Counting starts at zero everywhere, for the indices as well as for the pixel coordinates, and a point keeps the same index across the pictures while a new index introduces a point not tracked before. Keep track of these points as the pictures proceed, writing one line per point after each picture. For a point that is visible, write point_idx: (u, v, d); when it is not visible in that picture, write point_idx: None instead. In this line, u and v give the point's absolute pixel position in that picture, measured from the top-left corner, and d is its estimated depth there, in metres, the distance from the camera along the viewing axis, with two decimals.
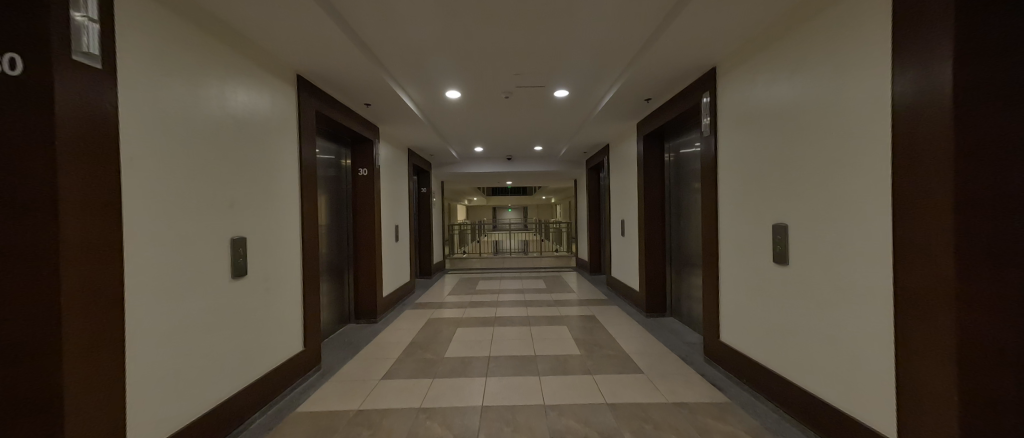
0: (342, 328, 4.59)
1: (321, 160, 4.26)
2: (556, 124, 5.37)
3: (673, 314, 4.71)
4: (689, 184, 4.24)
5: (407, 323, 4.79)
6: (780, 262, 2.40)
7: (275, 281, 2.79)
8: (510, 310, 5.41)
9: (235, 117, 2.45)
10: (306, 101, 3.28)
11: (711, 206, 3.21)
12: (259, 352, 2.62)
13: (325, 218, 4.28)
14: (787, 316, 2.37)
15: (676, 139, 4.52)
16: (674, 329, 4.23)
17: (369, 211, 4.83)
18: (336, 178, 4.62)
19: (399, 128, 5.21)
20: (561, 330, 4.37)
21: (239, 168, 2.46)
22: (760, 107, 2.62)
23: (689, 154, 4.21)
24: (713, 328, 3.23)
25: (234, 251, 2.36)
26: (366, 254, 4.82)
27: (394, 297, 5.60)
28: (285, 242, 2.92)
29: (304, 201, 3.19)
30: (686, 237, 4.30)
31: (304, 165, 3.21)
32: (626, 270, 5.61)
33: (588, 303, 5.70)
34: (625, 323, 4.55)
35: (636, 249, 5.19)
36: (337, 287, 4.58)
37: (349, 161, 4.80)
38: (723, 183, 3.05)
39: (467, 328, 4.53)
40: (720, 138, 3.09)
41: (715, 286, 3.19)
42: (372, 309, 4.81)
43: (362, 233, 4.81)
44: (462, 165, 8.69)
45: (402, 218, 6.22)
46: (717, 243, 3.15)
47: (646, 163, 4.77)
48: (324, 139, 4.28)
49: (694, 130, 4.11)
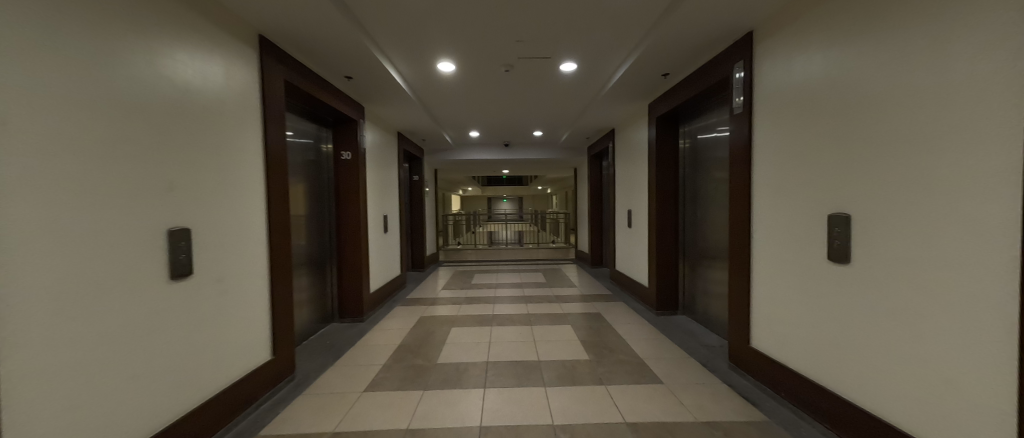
0: (324, 329, 4.15)
1: (298, 142, 3.78)
2: (559, 105, 4.92)
3: (686, 312, 4.35)
4: (710, 172, 3.84)
5: (397, 323, 4.38)
6: (838, 260, 2.01)
7: (235, 282, 2.35)
8: (509, 308, 5.01)
9: (174, 81, 1.98)
10: (274, 69, 2.78)
11: (744, 193, 2.80)
12: (212, 365, 2.19)
13: (301, 208, 3.81)
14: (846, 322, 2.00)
15: (696, 123, 4.09)
16: (691, 330, 3.87)
17: (355, 200, 4.35)
18: (315, 162, 4.13)
19: (388, 108, 4.72)
20: (565, 331, 3.99)
21: (182, 145, 2.00)
22: (810, 75, 2.21)
23: (711, 139, 3.81)
24: (741, 332, 2.86)
25: (174, 246, 1.92)
26: (351, 247, 4.37)
27: (383, 292, 5.17)
28: (246, 234, 2.46)
29: (273, 187, 2.72)
30: (706, 230, 3.91)
31: (272, 144, 2.74)
32: (633, 264, 5.22)
33: (593, 299, 5.31)
34: (634, 323, 4.18)
35: (645, 242, 4.80)
36: (317, 283, 4.13)
37: (331, 145, 4.32)
38: (759, 167, 2.65)
39: (462, 329, 4.12)
40: (757, 116, 2.67)
41: (747, 284, 2.80)
42: (357, 307, 4.38)
43: (346, 223, 4.35)
44: (457, 152, 8.20)
45: (392, 207, 5.74)
46: (750, 236, 2.76)
47: (658, 149, 4.36)
48: (299, 121, 3.79)
49: (718, 114, 3.67)
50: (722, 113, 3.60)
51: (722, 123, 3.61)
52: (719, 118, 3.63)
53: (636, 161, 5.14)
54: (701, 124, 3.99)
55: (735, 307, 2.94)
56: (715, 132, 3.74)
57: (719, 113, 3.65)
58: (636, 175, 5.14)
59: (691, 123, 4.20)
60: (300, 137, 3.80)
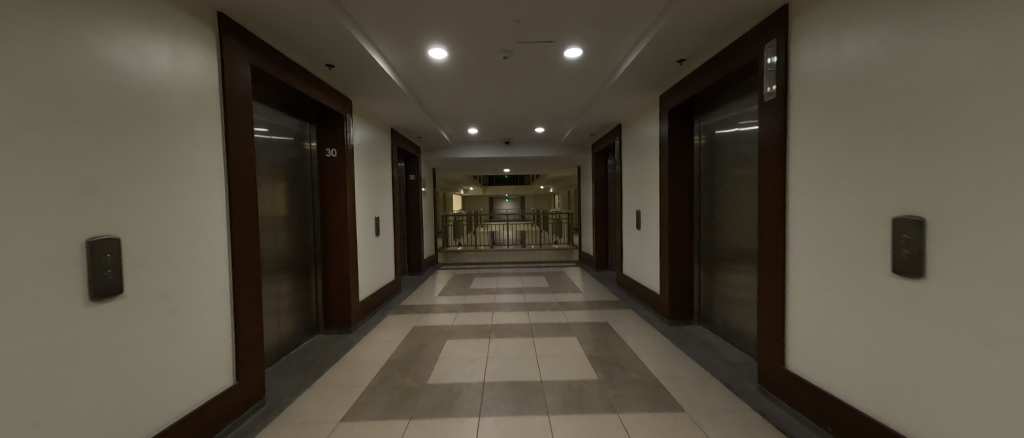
0: (307, 341, 3.82)
1: (275, 139, 3.45)
2: (563, 96, 4.55)
3: (702, 322, 3.99)
4: (730, 169, 3.48)
5: (388, 334, 4.03)
6: (908, 274, 1.67)
7: (184, 300, 2.02)
8: (509, 316, 4.65)
9: (103, 60, 1.65)
10: (238, 53, 2.44)
11: (777, 192, 2.44)
12: (155, 397, 1.86)
13: (280, 210, 3.47)
14: (924, 350, 1.64)
15: (716, 117, 3.73)
16: (709, 343, 3.50)
17: (340, 201, 4.00)
18: (297, 160, 3.79)
19: (377, 101, 4.37)
20: (571, 343, 3.64)
21: (113, 137, 1.67)
22: (866, 52, 1.85)
23: (732, 134, 3.45)
24: (773, 352, 2.51)
25: (98, 261, 1.57)
26: (337, 252, 4.02)
27: (375, 299, 4.84)
28: (200, 241, 2.12)
29: (236, 187, 2.38)
30: (725, 233, 3.54)
31: (237, 138, 2.40)
32: (642, 268, 4.86)
33: (599, 306, 4.96)
34: (645, 334, 3.82)
35: (656, 245, 4.43)
36: (299, 292, 3.80)
37: (314, 143, 3.99)
38: (797, 162, 2.29)
39: (458, 341, 3.77)
40: (794, 102, 2.31)
41: (781, 296, 2.43)
42: (345, 317, 4.04)
43: (331, 226, 4.01)
44: (455, 150, 7.85)
45: (384, 208, 5.39)
46: (785, 241, 2.39)
47: (672, 144, 4.01)
48: (276, 115, 3.45)
49: (742, 106, 3.31)
50: (747, 105, 3.24)
51: (746, 116, 3.26)
52: (743, 110, 3.27)
53: (645, 159, 4.78)
54: (722, 118, 3.63)
55: (765, 322, 2.59)
56: (737, 126, 3.38)
57: (743, 105, 3.29)
58: (646, 173, 4.77)
59: (709, 117, 3.84)
60: (277, 132, 3.46)
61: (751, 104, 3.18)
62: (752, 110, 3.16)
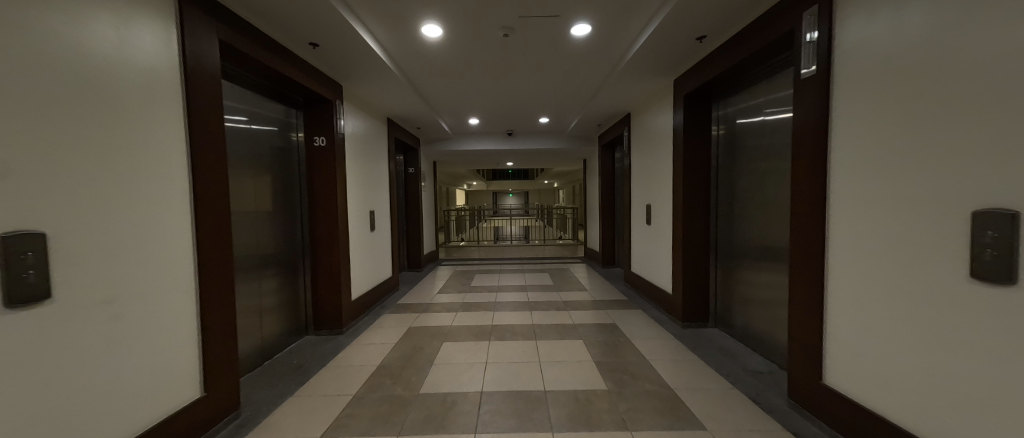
0: (294, 343, 3.58)
1: (258, 130, 3.20)
2: (569, 80, 4.24)
3: (718, 324, 3.71)
4: (753, 159, 3.17)
5: (382, 335, 3.79)
6: (992, 280, 1.38)
7: (137, 304, 1.78)
8: (511, 316, 4.40)
9: (19, 24, 1.39)
10: (204, 25, 2.17)
11: (814, 183, 2.14)
12: (97, 414, 1.63)
13: (263, 203, 3.22)
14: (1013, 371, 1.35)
15: (737, 105, 3.42)
16: (727, 348, 3.22)
17: (330, 194, 3.74)
18: (283, 150, 3.53)
19: (369, 86, 4.09)
20: (577, 347, 3.38)
21: (36, 116, 1.42)
22: (940, 15, 1.55)
23: (755, 124, 3.15)
24: (806, 363, 2.23)
25: (16, 261, 1.32)
26: (327, 249, 3.76)
27: (370, 298, 4.60)
28: (157, 237, 1.88)
29: (202, 176, 2.11)
30: (747, 229, 3.24)
31: (204, 123, 2.13)
32: (652, 266, 4.57)
33: (606, 306, 4.68)
34: (657, 337, 3.55)
35: (667, 242, 4.14)
36: (286, 292, 3.55)
37: (302, 134, 3.73)
38: (839, 148, 1.99)
39: (456, 344, 3.52)
40: (837, 79, 2.01)
41: (818, 300, 2.14)
42: (336, 317, 3.80)
43: (321, 221, 3.75)
44: (456, 142, 7.56)
45: (380, 202, 5.14)
46: (824, 238, 2.09)
47: (687, 133, 3.70)
48: (257, 103, 3.19)
49: (768, 93, 3.01)
50: (774, 92, 2.94)
51: (772, 104, 2.96)
52: (770, 97, 2.98)
53: (656, 150, 4.47)
54: (744, 106, 3.33)
55: (795, 329, 2.30)
56: (761, 115, 3.08)
57: (770, 92, 2.99)
58: (657, 165, 4.46)
59: (729, 105, 3.54)
60: (259, 121, 3.20)
61: (779, 90, 2.88)
62: (780, 97, 2.87)
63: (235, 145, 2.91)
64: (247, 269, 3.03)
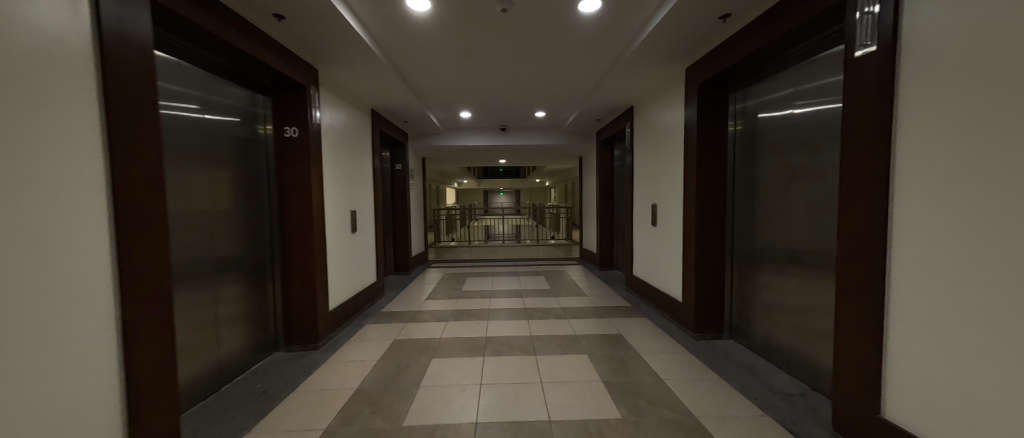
0: (261, 362, 3.14)
1: (216, 121, 2.76)
2: (571, 65, 3.87)
3: (733, 335, 3.41)
4: (778, 155, 2.86)
5: (363, 350, 3.39)
6: None
7: (24, 333, 1.36)
8: (506, 325, 4.02)
9: None
10: None
11: (872, 181, 1.81)
12: None
13: (221, 203, 2.78)
14: None
15: (757, 97, 3.11)
16: (749, 365, 2.90)
17: (303, 192, 3.29)
18: (247, 142, 3.09)
19: (348, 69, 3.66)
20: (582, 364, 3.03)
21: None
22: None
23: (780, 119, 2.84)
24: (856, 391, 1.91)
25: None
26: (299, 255, 3.32)
27: (351, 307, 4.17)
28: (54, 246, 1.45)
29: (124, 168, 1.67)
30: (770, 232, 2.93)
31: (127, 100, 1.69)
32: (659, 271, 4.24)
33: (609, 314, 4.35)
34: (669, 351, 3.22)
35: (676, 245, 3.82)
36: (251, 304, 3.12)
37: (270, 127, 3.29)
38: (909, 141, 1.67)
39: (446, 361, 3.14)
40: (906, 59, 1.68)
41: (877, 319, 1.81)
42: (310, 331, 3.37)
43: (292, 223, 3.30)
44: (446, 137, 7.14)
45: (363, 201, 4.70)
46: (886, 245, 1.77)
47: (701, 127, 3.37)
48: (215, 90, 2.76)
49: (797, 83, 2.70)
50: (804, 82, 2.63)
51: (802, 95, 2.66)
52: (801, 89, 2.66)
53: (663, 147, 4.15)
54: (765, 98, 3.02)
55: (840, 350, 1.99)
56: (788, 108, 2.77)
57: (799, 82, 2.69)
58: (664, 162, 4.14)
59: (748, 98, 3.23)
60: (217, 111, 2.76)
61: (812, 80, 2.57)
62: (813, 87, 2.56)
63: (184, 136, 2.47)
64: (201, 280, 2.60)
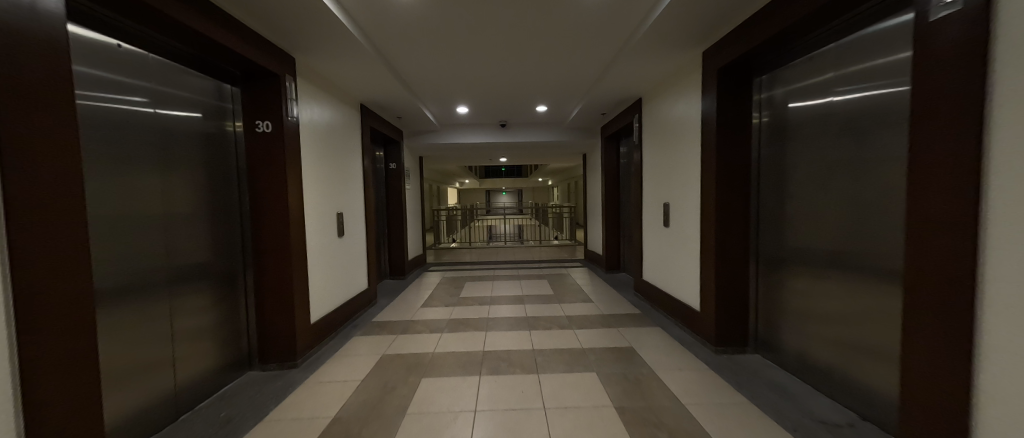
0: (231, 384, 2.81)
1: (172, 115, 2.43)
2: (575, 51, 3.51)
3: (759, 349, 3.05)
4: (815, 147, 2.49)
5: (346, 368, 3.05)
6: None
7: None
8: (506, 337, 3.67)
9: None
10: None
11: (956, 174, 1.44)
12: None
13: (178, 208, 2.45)
14: None
15: (787, 85, 2.74)
16: (782, 386, 2.53)
17: (279, 194, 2.96)
18: (214, 139, 2.76)
19: (329, 58, 3.32)
20: (590, 384, 2.68)
21: None
22: None
23: (817, 106, 2.47)
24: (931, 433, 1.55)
25: None
26: (274, 264, 2.99)
27: (337, 318, 3.83)
28: None
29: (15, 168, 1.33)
30: (805, 235, 2.56)
31: (21, 83, 1.35)
32: (672, 276, 3.88)
33: (618, 323, 3.99)
34: (688, 369, 2.86)
35: (692, 248, 3.45)
36: (221, 320, 2.79)
37: (240, 124, 2.95)
38: (1009, 122, 1.29)
39: (438, 381, 2.80)
40: (1003, 17, 1.31)
41: (964, 348, 1.44)
42: (287, 348, 3.04)
43: (265, 229, 2.97)
44: (443, 135, 6.80)
45: (351, 203, 4.36)
46: (977, 256, 1.39)
47: (722, 117, 3.01)
48: (170, 81, 2.44)
49: (838, 65, 2.33)
50: (848, 64, 2.27)
51: (844, 81, 2.29)
52: (844, 71, 2.29)
53: (677, 142, 3.78)
54: (796, 86, 2.65)
55: (910, 379, 1.63)
56: (827, 96, 2.40)
57: (841, 64, 2.31)
58: (677, 158, 3.77)
59: (776, 85, 2.85)
60: (174, 105, 2.44)
61: (858, 62, 2.21)
62: (859, 70, 2.20)
63: (128, 133, 2.14)
64: (154, 297, 2.28)
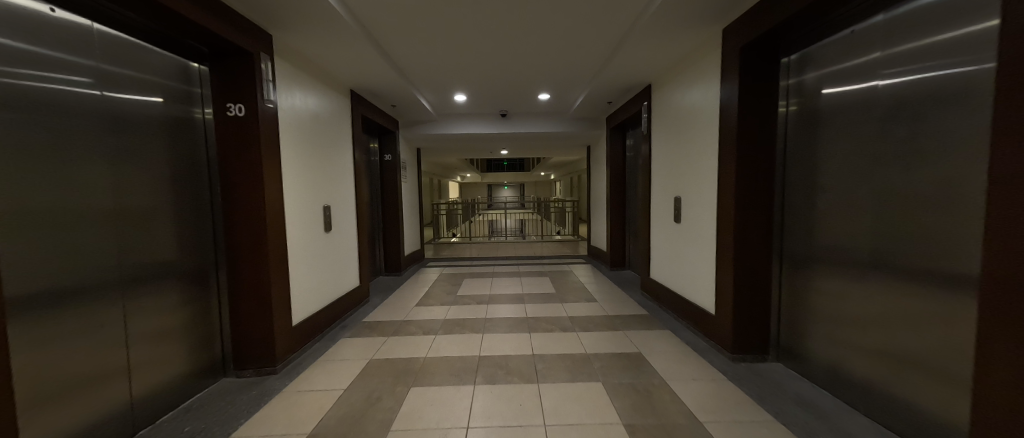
0: (201, 393, 2.57)
1: (126, 99, 2.16)
2: (579, 31, 3.21)
3: (781, 357, 2.77)
4: (854, 134, 2.19)
5: (330, 374, 2.81)
6: None
7: None
8: (505, 341, 3.42)
9: None
10: None
11: None
12: None
13: (136, 201, 2.19)
14: None
15: (819, 68, 2.43)
16: (810, 401, 2.27)
17: (255, 187, 2.70)
18: (180, 126, 2.49)
19: (311, 37, 3.04)
20: (595, 396, 2.43)
21: None
22: None
23: (857, 91, 2.16)
24: None
25: None
26: (250, 263, 2.73)
27: (324, 319, 3.58)
28: None
29: None
30: (841, 233, 2.28)
31: None
32: (684, 277, 3.60)
33: (624, 325, 3.72)
34: (704, 379, 2.59)
35: (707, 246, 3.17)
36: (189, 325, 2.54)
37: (210, 110, 2.67)
38: None
39: (428, 391, 2.55)
40: None
41: None
42: (265, 353, 2.79)
43: (240, 225, 2.71)
44: (442, 125, 6.51)
45: (340, 196, 4.09)
46: None
47: (744, 103, 2.70)
48: (122, 60, 2.16)
49: (886, 42, 2.03)
50: (899, 42, 1.97)
51: (894, 61, 1.99)
52: (894, 49, 1.99)
53: (690, 131, 3.48)
54: (832, 70, 2.34)
55: (981, 410, 1.36)
56: (870, 81, 2.09)
57: (890, 42, 2.01)
58: (691, 148, 3.47)
59: (806, 67, 2.54)
60: (127, 87, 2.16)
61: (913, 38, 1.91)
62: (915, 48, 1.90)
63: (69, 117, 1.88)
64: (103, 303, 2.02)
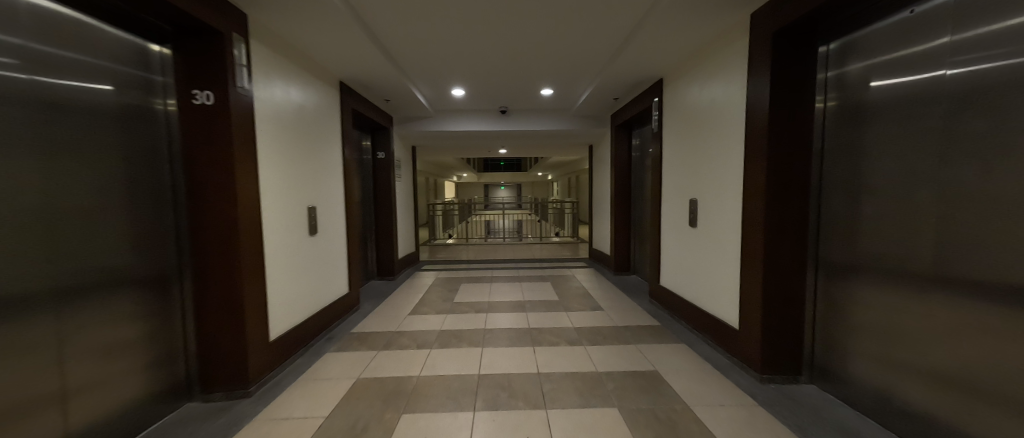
0: (159, 422, 2.24)
1: (65, 86, 1.83)
2: (589, 18, 2.92)
3: (815, 379, 2.50)
4: (911, 130, 1.92)
5: (310, 397, 2.49)
6: None
7: None
8: (506, 356, 3.11)
9: None
10: None
11: None
12: None
13: (78, 202, 1.87)
14: None
15: (867, 57, 2.15)
16: (857, 433, 1.99)
17: (225, 186, 2.38)
18: (136, 117, 2.17)
19: (293, 18, 2.71)
20: (612, 425, 2.13)
21: None
22: None
23: (918, 81, 1.89)
24: None
25: None
26: (219, 272, 2.41)
27: (306, 331, 3.25)
28: None
29: None
30: (893, 243, 2.00)
31: None
32: (701, 286, 3.32)
33: (636, 338, 3.42)
34: (732, 404, 2.31)
35: (729, 254, 2.89)
36: (146, 344, 2.22)
37: (174, 100, 2.34)
38: None
39: (422, 418, 2.25)
40: None
41: None
42: (235, 374, 2.47)
43: (208, 228, 2.38)
44: (438, 122, 6.19)
45: (327, 196, 3.76)
46: None
47: (776, 96, 2.43)
48: (62, 39, 1.83)
49: (957, 26, 1.75)
50: (974, 25, 1.69)
51: (966, 47, 1.71)
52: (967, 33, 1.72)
53: (709, 127, 3.20)
54: (883, 59, 2.06)
55: None
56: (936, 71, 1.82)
57: (962, 25, 1.74)
58: (709, 147, 3.19)
59: (848, 56, 2.26)
60: (66, 72, 1.84)
61: (992, 20, 1.63)
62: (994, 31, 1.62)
63: None
64: (31, 326, 1.69)
